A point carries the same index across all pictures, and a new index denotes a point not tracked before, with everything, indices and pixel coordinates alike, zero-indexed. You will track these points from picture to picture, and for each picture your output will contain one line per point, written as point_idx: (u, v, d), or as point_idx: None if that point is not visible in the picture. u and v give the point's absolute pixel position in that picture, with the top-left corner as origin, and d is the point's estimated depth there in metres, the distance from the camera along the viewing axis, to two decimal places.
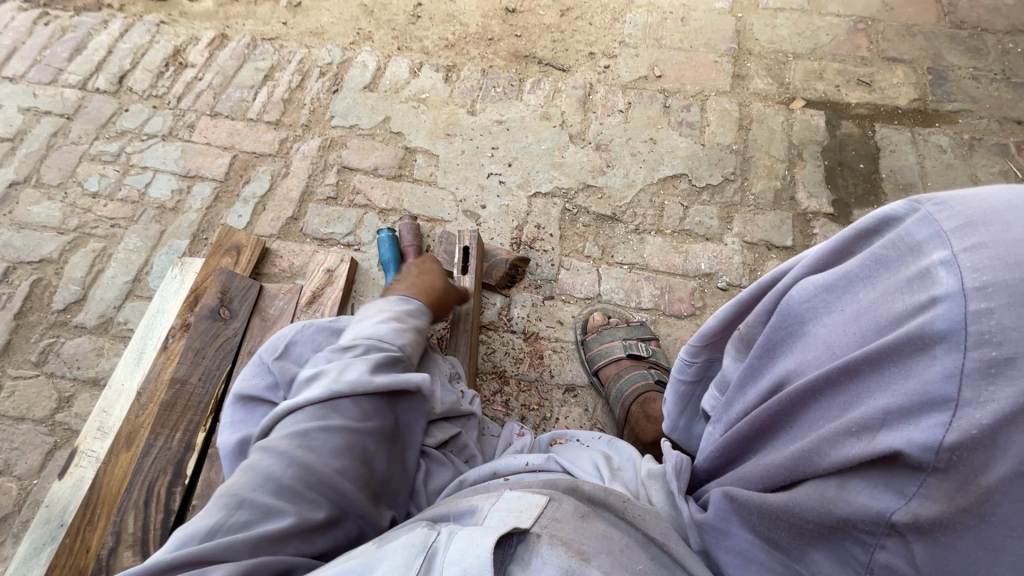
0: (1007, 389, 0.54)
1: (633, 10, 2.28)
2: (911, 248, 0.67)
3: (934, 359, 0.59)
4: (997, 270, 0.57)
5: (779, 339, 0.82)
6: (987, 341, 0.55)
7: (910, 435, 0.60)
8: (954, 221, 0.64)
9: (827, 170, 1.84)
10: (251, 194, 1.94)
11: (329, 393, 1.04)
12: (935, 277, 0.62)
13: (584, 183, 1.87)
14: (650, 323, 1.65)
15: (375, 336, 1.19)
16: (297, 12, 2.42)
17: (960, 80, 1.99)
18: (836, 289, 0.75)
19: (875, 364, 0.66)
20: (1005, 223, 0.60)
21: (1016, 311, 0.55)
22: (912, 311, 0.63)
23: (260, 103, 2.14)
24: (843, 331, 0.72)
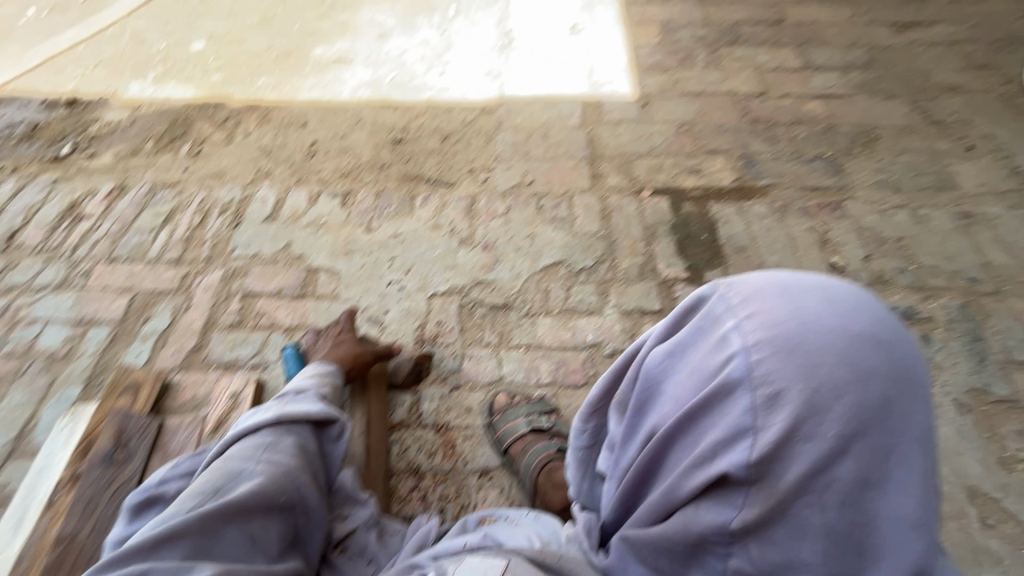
0: (782, 414, 0.81)
1: (502, 132, 2.68)
2: (714, 318, 0.94)
3: (738, 399, 0.86)
4: (763, 332, 0.86)
5: (645, 397, 1.05)
6: (765, 382, 0.83)
7: (733, 458, 0.85)
8: (738, 297, 0.92)
9: (678, 243, 2.18)
10: (151, 331, 1.95)
11: (281, 416, 1.37)
12: (730, 340, 0.89)
13: (477, 279, 2.07)
14: (551, 396, 1.79)
15: (304, 383, 1.53)
16: (198, 159, 2.61)
17: (764, 162, 2.49)
18: (674, 354, 1.00)
19: (705, 408, 0.91)
20: (766, 297, 0.89)
21: (777, 359, 0.83)
22: (721, 366, 0.90)
23: (159, 244, 2.22)
24: (683, 386, 0.96)
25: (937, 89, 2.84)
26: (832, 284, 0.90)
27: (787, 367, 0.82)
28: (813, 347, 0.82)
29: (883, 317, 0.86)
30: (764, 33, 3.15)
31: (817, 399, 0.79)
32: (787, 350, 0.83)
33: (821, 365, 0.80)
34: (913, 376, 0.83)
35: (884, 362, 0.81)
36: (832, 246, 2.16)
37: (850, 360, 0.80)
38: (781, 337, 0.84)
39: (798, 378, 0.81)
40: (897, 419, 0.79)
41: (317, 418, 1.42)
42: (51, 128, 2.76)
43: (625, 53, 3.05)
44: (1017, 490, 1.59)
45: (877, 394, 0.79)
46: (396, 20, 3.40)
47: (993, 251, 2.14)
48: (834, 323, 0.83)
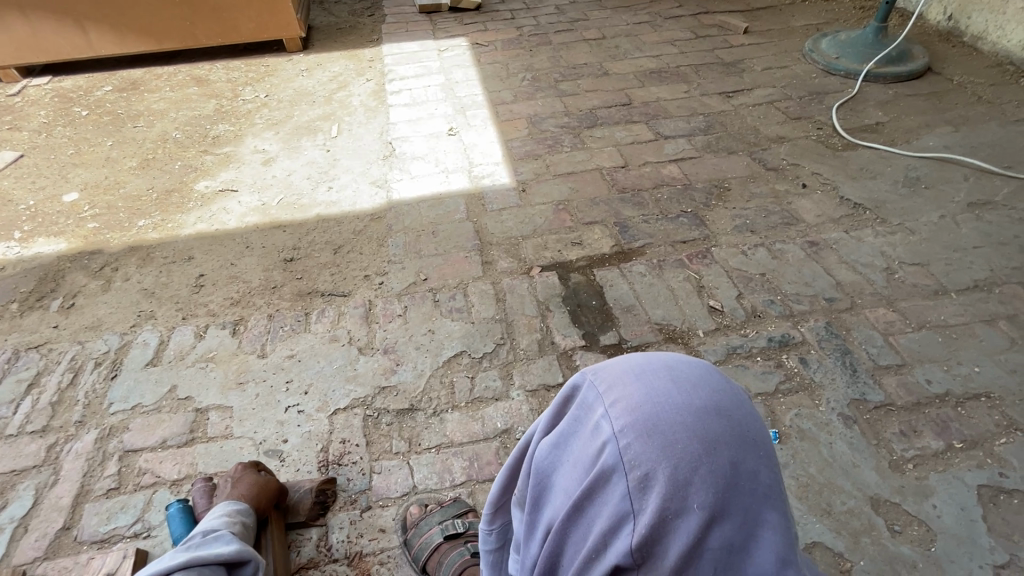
0: (653, 496, 0.82)
1: (393, 234, 2.76)
2: (587, 407, 0.97)
3: (615, 486, 0.87)
4: (626, 416, 0.89)
5: (538, 493, 1.03)
6: (634, 465, 0.85)
7: (618, 547, 0.84)
8: (603, 383, 0.96)
9: (571, 312, 2.28)
10: (9, 519, 1.71)
11: (191, 558, 1.27)
12: (602, 428, 0.92)
13: (379, 386, 2.03)
14: (468, 495, 1.73)
15: (214, 525, 1.44)
16: (70, 312, 2.45)
17: (637, 225, 2.72)
18: (558, 445, 1.00)
19: (589, 499, 0.90)
20: (626, 382, 0.93)
21: (641, 441, 0.85)
22: (598, 454, 0.91)
23: (22, 415, 2.01)
24: (568, 478, 0.96)
25: (767, 141, 3.29)
26: (680, 360, 0.96)
27: (650, 447, 0.84)
28: (669, 425, 0.86)
29: (724, 387, 0.93)
30: (618, 114, 3.56)
31: (679, 475, 0.82)
32: (649, 432, 0.86)
33: (678, 442, 0.84)
34: (757, 437, 0.88)
35: (730, 429, 0.86)
36: (708, 291, 2.35)
37: (701, 432, 0.85)
38: (642, 419, 0.87)
39: (661, 457, 0.83)
40: (749, 481, 0.84)
41: (230, 558, 1.32)
42: None
43: (500, 147, 3.32)
44: (912, 490, 1.68)
45: (727, 461, 0.83)
46: (280, 145, 3.53)
47: (842, 272, 2.41)
48: (683, 400, 0.88)
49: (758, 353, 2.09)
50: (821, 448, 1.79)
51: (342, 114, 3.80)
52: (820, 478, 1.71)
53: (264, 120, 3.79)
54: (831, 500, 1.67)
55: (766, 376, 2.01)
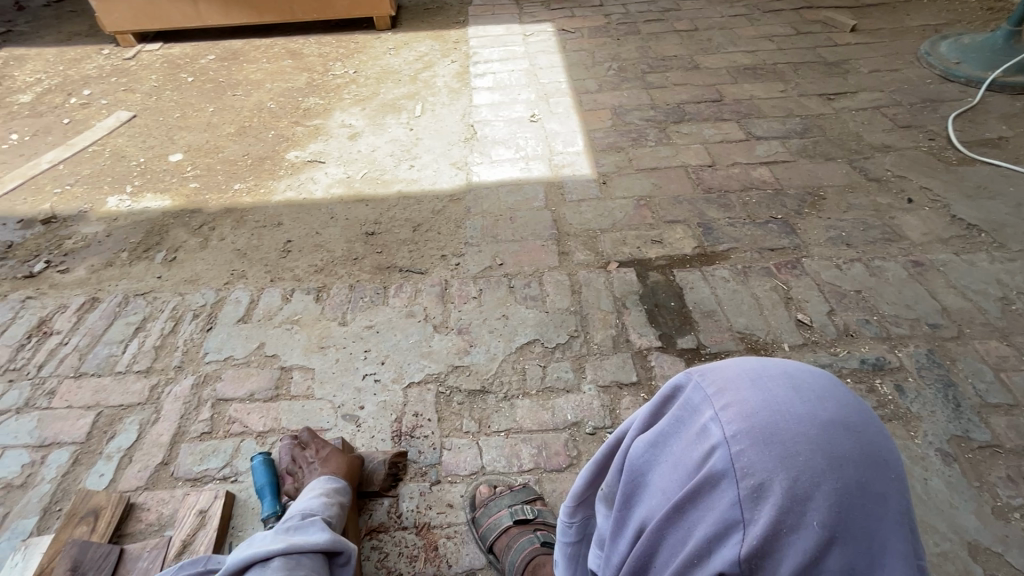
0: (767, 507, 0.79)
1: (471, 217, 2.79)
2: (692, 409, 0.95)
3: (723, 492, 0.84)
4: (739, 422, 0.86)
5: (631, 491, 1.01)
6: (747, 474, 0.82)
7: (724, 554, 0.81)
8: (712, 386, 0.94)
9: (648, 312, 2.23)
10: (116, 449, 1.86)
11: (291, 546, 1.29)
12: (710, 431, 0.89)
13: (453, 364, 2.07)
14: (535, 482, 1.74)
15: (314, 508, 1.47)
16: (173, 265, 2.64)
17: (722, 227, 2.62)
18: (657, 445, 0.99)
19: (691, 502, 0.88)
20: (738, 387, 0.91)
21: (756, 449, 0.83)
22: (704, 457, 0.89)
23: (129, 354, 2.18)
24: (668, 479, 0.94)
25: (870, 149, 3.07)
26: (799, 371, 0.92)
27: (766, 458, 0.81)
28: (788, 436, 0.82)
29: (848, 402, 0.88)
30: (707, 111, 3.42)
31: (798, 489, 0.78)
32: (765, 440, 0.83)
33: (798, 454, 0.81)
34: (886, 457, 0.83)
35: (856, 447, 0.82)
36: (796, 303, 2.23)
37: (825, 446, 0.81)
38: (758, 427, 0.84)
39: (778, 468, 0.80)
40: (876, 504, 0.79)
41: (326, 547, 1.33)
42: (27, 247, 2.81)
43: (581, 137, 3.27)
44: (1018, 542, 1.54)
45: (852, 480, 0.79)
46: (366, 121, 3.62)
47: (948, 297, 2.22)
48: (804, 411, 0.85)
49: (848, 375, 1.97)
50: (914, 483, 1.67)
51: (426, 94, 3.86)
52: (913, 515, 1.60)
53: (352, 96, 3.91)
54: (923, 539, 1.55)
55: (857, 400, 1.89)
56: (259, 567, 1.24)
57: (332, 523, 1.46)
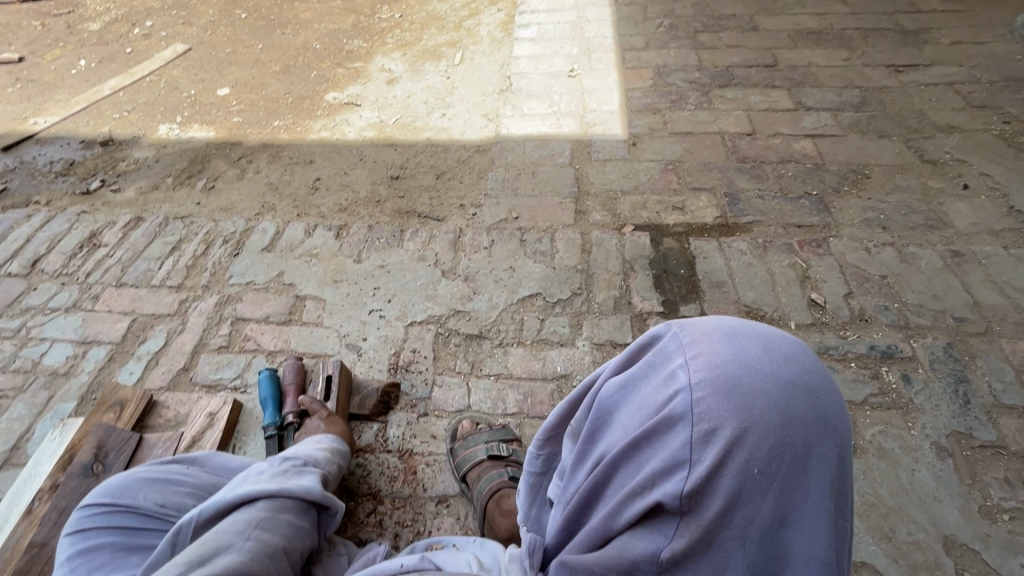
0: (714, 450, 0.80)
1: (494, 169, 2.79)
2: (665, 355, 0.94)
3: (677, 433, 0.85)
4: (706, 370, 0.86)
5: (596, 427, 1.04)
6: (702, 418, 0.83)
7: (667, 488, 0.84)
8: (688, 336, 0.93)
9: (655, 277, 2.20)
10: (145, 352, 2.06)
11: (280, 488, 1.26)
12: (677, 376, 0.89)
13: (455, 309, 2.13)
14: (516, 425, 1.80)
15: (317, 460, 1.44)
16: (211, 193, 2.80)
17: (749, 199, 2.52)
18: (626, 387, 1.00)
19: (647, 440, 0.90)
20: (712, 339, 0.90)
21: (716, 397, 0.83)
22: (666, 400, 0.89)
23: (165, 271, 2.36)
24: (630, 417, 0.96)
25: (932, 128, 2.82)
26: (776, 333, 0.91)
27: (724, 406, 0.82)
28: (749, 389, 0.82)
29: (817, 369, 0.87)
30: (757, 76, 3.22)
31: (747, 439, 0.79)
32: (726, 390, 0.83)
33: (754, 406, 0.81)
34: (839, 425, 0.84)
35: (813, 410, 0.82)
36: (813, 283, 2.15)
37: (783, 404, 0.81)
38: (723, 377, 0.84)
39: (733, 416, 0.81)
40: (818, 464, 0.80)
41: (315, 498, 1.30)
42: (86, 166, 3.04)
43: (618, 96, 3.16)
44: (1000, 542, 1.49)
45: (801, 438, 0.80)
46: (405, 67, 3.63)
47: (983, 291, 2.08)
48: (771, 369, 0.84)
49: (854, 359, 1.90)
50: (900, 472, 1.63)
51: (467, 42, 3.80)
52: (891, 503, 1.57)
53: (395, 41, 3.90)
54: (896, 527, 1.53)
55: (856, 385, 1.84)
56: (242, 505, 1.21)
57: (329, 476, 1.44)
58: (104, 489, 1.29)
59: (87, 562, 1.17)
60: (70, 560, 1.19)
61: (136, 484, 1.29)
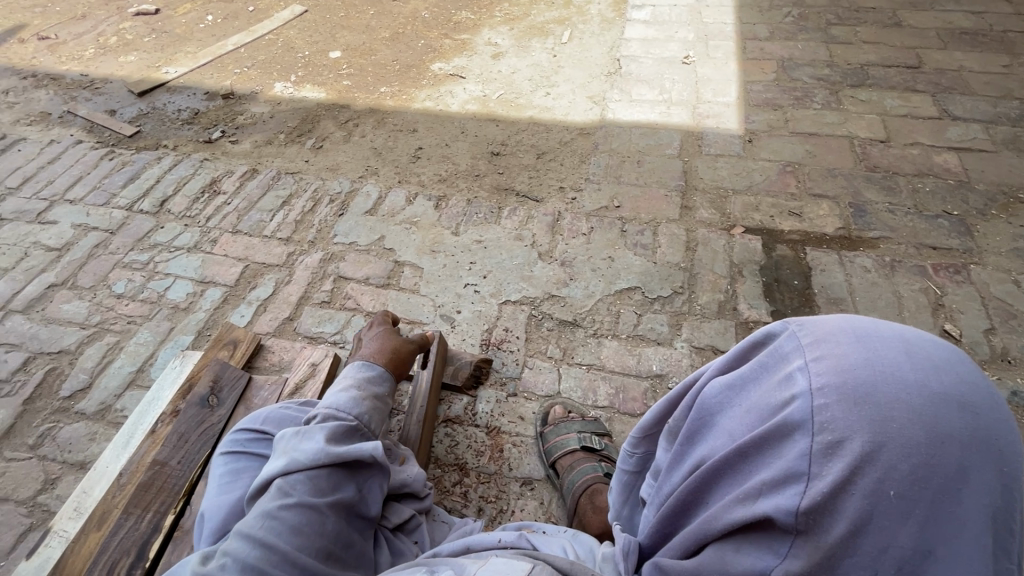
0: (839, 464, 0.70)
1: (597, 154, 2.71)
2: (781, 356, 0.84)
3: (794, 443, 0.75)
4: (831, 375, 0.75)
5: (696, 428, 0.96)
6: (826, 428, 0.72)
7: (779, 502, 0.74)
8: (809, 336, 0.81)
9: (765, 285, 2.07)
10: (256, 298, 2.17)
11: (288, 466, 1.12)
12: (795, 380, 0.79)
13: (550, 293, 2.10)
14: (605, 419, 1.76)
15: (338, 408, 1.25)
16: (319, 153, 2.90)
17: (878, 212, 2.30)
18: (732, 387, 0.90)
19: (758, 448, 0.81)
20: (840, 340, 0.78)
21: (843, 405, 0.72)
22: (781, 405, 0.79)
23: (275, 223, 2.48)
24: (737, 421, 0.86)
25: None
26: (921, 335, 0.77)
27: (853, 415, 0.71)
28: (885, 399, 0.70)
29: (976, 379, 0.72)
30: (897, 78, 2.93)
31: (883, 456, 0.68)
32: (856, 399, 0.71)
33: (891, 419, 0.69)
34: (1007, 446, 0.68)
35: (968, 428, 0.68)
36: (947, 313, 1.94)
37: (928, 419, 0.68)
38: (852, 384, 0.73)
39: (863, 428, 0.69)
40: (976, 491, 0.66)
41: (328, 463, 1.13)
42: (208, 117, 3.23)
43: (736, 88, 2.97)
44: None
45: (954, 460, 0.66)
46: (512, 42, 3.58)
47: None
48: (914, 377, 0.71)
49: None
50: None
51: (577, 20, 3.69)
52: None
53: (503, 14, 3.85)
54: None
55: None
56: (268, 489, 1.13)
57: (360, 423, 1.25)
58: (256, 417, 1.39)
59: (231, 480, 1.27)
60: (221, 474, 1.29)
61: (282, 417, 1.39)
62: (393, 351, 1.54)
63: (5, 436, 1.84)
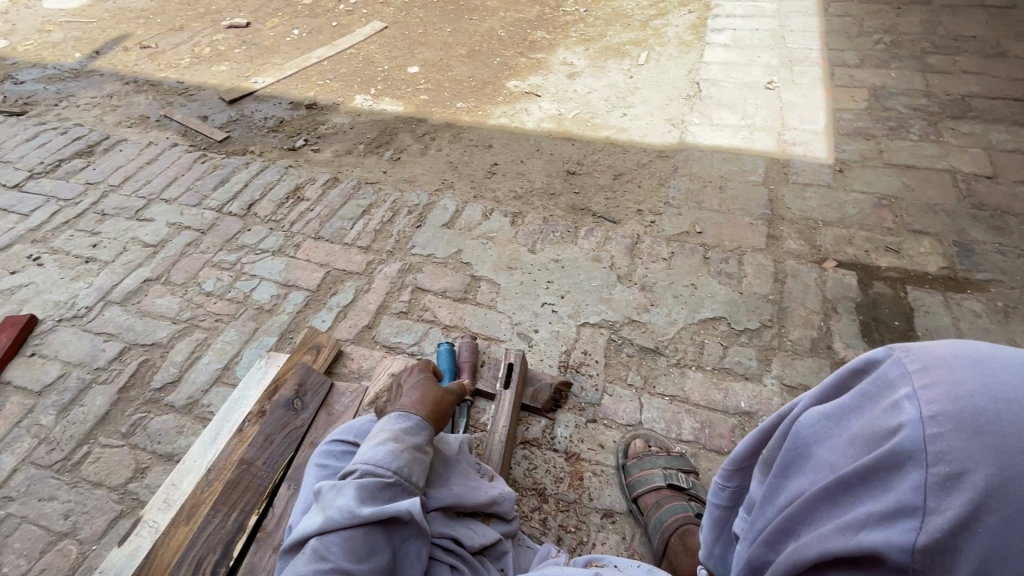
0: (960, 499, 0.60)
1: (677, 178, 2.66)
2: (886, 383, 0.74)
3: (906, 475, 0.66)
4: (944, 403, 0.66)
5: (790, 459, 0.83)
6: (942, 459, 0.63)
7: (889, 538, 0.64)
8: (917, 362, 0.72)
9: (862, 324, 1.95)
10: (336, 304, 2.22)
11: (323, 528, 1.07)
12: (902, 408, 0.70)
13: (630, 318, 2.05)
14: (690, 455, 1.69)
15: (375, 459, 1.16)
16: (396, 164, 2.96)
17: (987, 253, 2.15)
18: (829, 415, 0.80)
19: (862, 480, 0.71)
20: (954, 367, 0.69)
21: (961, 435, 0.63)
22: (887, 434, 0.70)
23: (356, 231, 2.54)
24: (835, 452, 0.76)
25: None
26: None
27: (974, 445, 0.61)
28: (1010, 429, 0.61)
29: None
30: (1003, 110, 2.75)
31: (1014, 492, 0.58)
32: (976, 429, 0.62)
33: (1021, 451, 0.59)
34: None
35: None
36: None
37: None
38: (968, 412, 0.64)
39: (988, 459, 0.60)
40: None
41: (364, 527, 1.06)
42: (292, 126, 3.36)
43: (824, 115, 2.87)
44: None
45: None
46: (587, 62, 3.58)
47: None
48: None
49: None
50: None
51: (654, 42, 3.67)
52: None
53: (578, 34, 3.87)
54: None
55: None
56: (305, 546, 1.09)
57: (399, 477, 1.16)
58: (349, 428, 1.40)
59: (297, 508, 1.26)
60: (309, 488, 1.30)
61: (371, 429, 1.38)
62: (434, 403, 1.35)
63: (101, 422, 1.93)
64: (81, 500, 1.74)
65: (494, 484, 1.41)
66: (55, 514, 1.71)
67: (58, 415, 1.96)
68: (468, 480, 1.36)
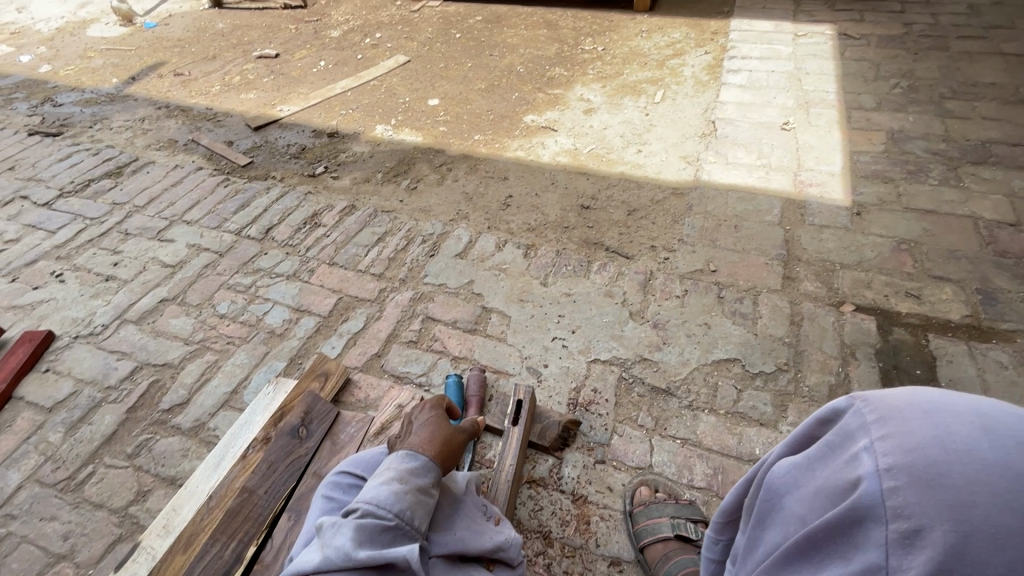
0: (921, 558, 0.58)
1: (691, 215, 2.65)
2: (847, 433, 0.73)
3: (868, 534, 0.63)
4: (899, 455, 0.64)
5: (765, 511, 0.81)
6: (899, 515, 0.61)
7: None
8: (875, 410, 0.71)
9: (882, 371, 1.90)
10: (347, 330, 2.22)
11: (319, 566, 1.03)
12: (860, 460, 0.68)
13: (642, 356, 2.02)
14: (701, 503, 1.63)
15: (378, 500, 1.14)
16: (413, 194, 3.00)
17: (1012, 302, 2.09)
18: (798, 466, 0.78)
19: (829, 537, 0.68)
20: (909, 417, 0.67)
21: (915, 488, 0.61)
22: (848, 488, 0.68)
23: (370, 258, 2.56)
24: (803, 506, 0.74)
25: None
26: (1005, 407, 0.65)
27: (928, 500, 0.60)
28: (963, 482, 0.59)
29: None
30: None
31: (972, 551, 0.56)
32: (930, 483, 0.61)
33: (974, 505, 0.57)
34: None
35: None
36: None
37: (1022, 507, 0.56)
38: (923, 464, 0.62)
39: (944, 516, 0.58)
40: None
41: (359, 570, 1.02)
42: (314, 153, 3.45)
43: (841, 157, 2.86)
44: None
45: None
46: (604, 99, 3.64)
47: None
48: (998, 458, 0.60)
49: None
50: None
51: (670, 81, 3.73)
52: None
53: (596, 72, 3.95)
54: None
55: None
56: None
57: (400, 522, 1.12)
58: (355, 461, 1.38)
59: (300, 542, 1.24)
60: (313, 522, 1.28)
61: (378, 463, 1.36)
62: (443, 443, 1.33)
63: (107, 441, 1.93)
64: (82, 521, 1.72)
65: (500, 528, 1.37)
66: (54, 535, 1.70)
67: (65, 433, 1.97)
68: (474, 523, 1.33)
